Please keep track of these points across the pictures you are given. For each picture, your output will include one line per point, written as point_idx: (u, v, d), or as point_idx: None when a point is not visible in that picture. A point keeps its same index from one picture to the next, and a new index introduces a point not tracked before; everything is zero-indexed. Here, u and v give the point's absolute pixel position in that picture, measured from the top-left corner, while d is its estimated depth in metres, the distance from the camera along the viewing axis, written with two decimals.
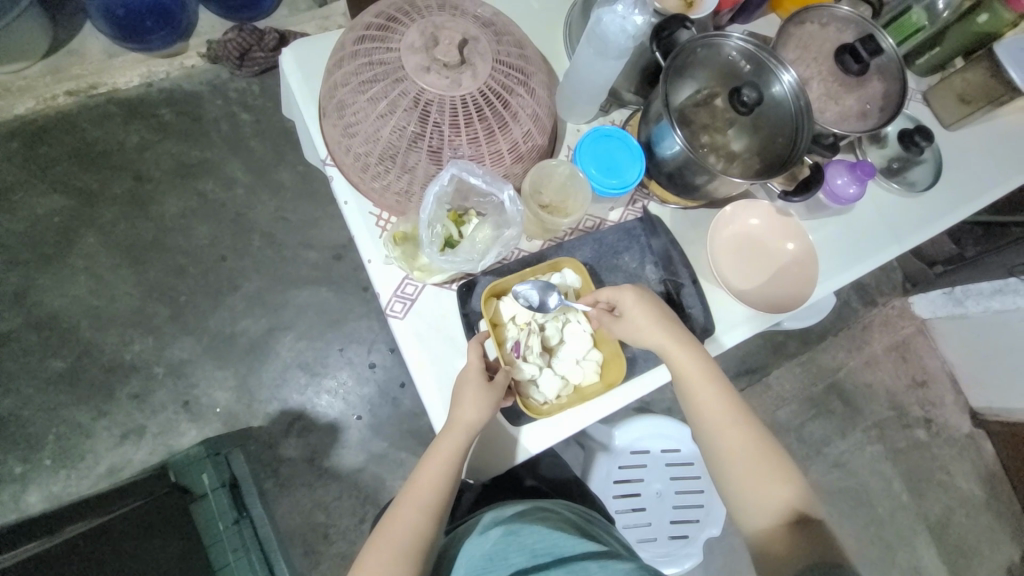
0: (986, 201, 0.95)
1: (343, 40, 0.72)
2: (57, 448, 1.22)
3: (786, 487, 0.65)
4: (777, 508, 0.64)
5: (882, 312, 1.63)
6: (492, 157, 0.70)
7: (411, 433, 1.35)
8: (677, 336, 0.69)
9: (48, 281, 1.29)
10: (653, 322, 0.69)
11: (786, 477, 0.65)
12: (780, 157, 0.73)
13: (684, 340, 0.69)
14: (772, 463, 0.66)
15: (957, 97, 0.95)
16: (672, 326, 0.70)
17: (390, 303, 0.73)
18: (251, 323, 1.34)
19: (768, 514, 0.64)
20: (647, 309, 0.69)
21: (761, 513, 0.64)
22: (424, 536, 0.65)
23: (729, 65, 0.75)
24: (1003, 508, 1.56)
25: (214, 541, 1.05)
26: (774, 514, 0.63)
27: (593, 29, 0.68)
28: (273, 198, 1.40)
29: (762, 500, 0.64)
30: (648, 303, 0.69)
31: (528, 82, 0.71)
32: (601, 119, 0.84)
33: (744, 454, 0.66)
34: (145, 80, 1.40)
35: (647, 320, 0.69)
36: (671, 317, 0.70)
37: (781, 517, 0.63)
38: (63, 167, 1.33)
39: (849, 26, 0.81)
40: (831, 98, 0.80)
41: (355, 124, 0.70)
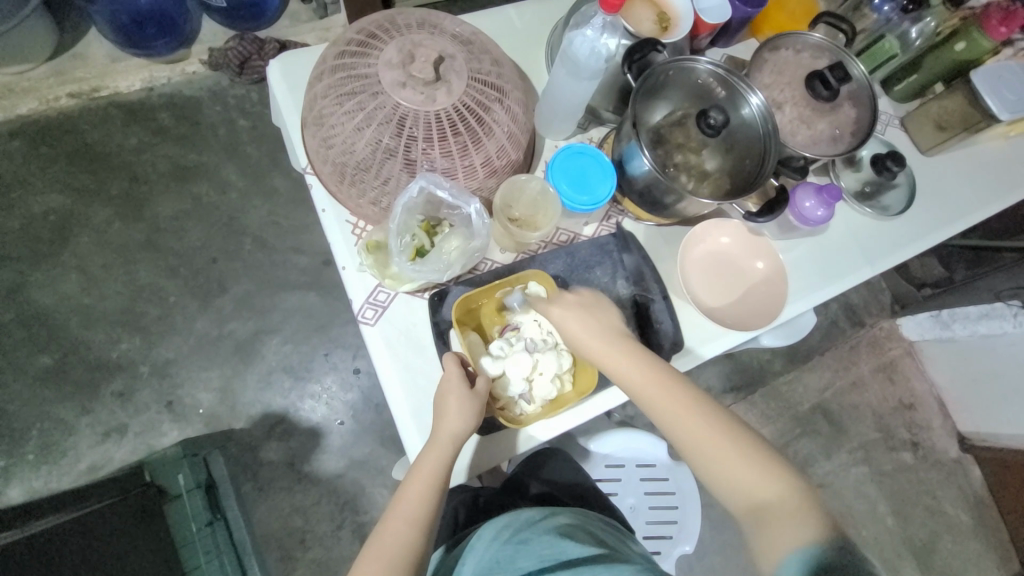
0: (960, 227, 0.96)
1: (326, 53, 0.75)
2: (40, 443, 1.23)
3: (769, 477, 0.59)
4: (765, 493, 0.59)
5: (869, 333, 1.64)
6: (465, 171, 0.72)
7: (393, 440, 1.35)
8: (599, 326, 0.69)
9: (40, 277, 1.31)
10: (582, 329, 0.68)
11: (765, 457, 0.61)
12: (748, 179, 0.75)
13: (613, 337, 0.68)
14: (747, 443, 0.61)
15: (933, 124, 0.97)
16: (605, 326, 0.69)
17: (362, 309, 0.75)
18: (238, 326, 1.35)
19: (757, 500, 0.59)
20: (579, 317, 0.69)
21: (749, 499, 0.59)
22: (414, 551, 0.62)
23: (699, 88, 0.77)
24: (990, 535, 1.54)
25: (187, 542, 1.05)
26: (765, 500, 0.58)
27: (565, 50, 0.70)
28: (267, 203, 1.42)
29: (749, 486, 0.59)
30: (576, 313, 0.69)
31: (503, 99, 0.73)
32: (579, 136, 0.86)
33: (710, 439, 0.61)
34: (146, 85, 1.44)
35: (578, 328, 0.69)
36: (603, 319, 0.69)
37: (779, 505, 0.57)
38: (61, 166, 1.36)
39: (821, 53, 0.83)
40: (804, 121, 0.82)
41: (334, 135, 0.72)
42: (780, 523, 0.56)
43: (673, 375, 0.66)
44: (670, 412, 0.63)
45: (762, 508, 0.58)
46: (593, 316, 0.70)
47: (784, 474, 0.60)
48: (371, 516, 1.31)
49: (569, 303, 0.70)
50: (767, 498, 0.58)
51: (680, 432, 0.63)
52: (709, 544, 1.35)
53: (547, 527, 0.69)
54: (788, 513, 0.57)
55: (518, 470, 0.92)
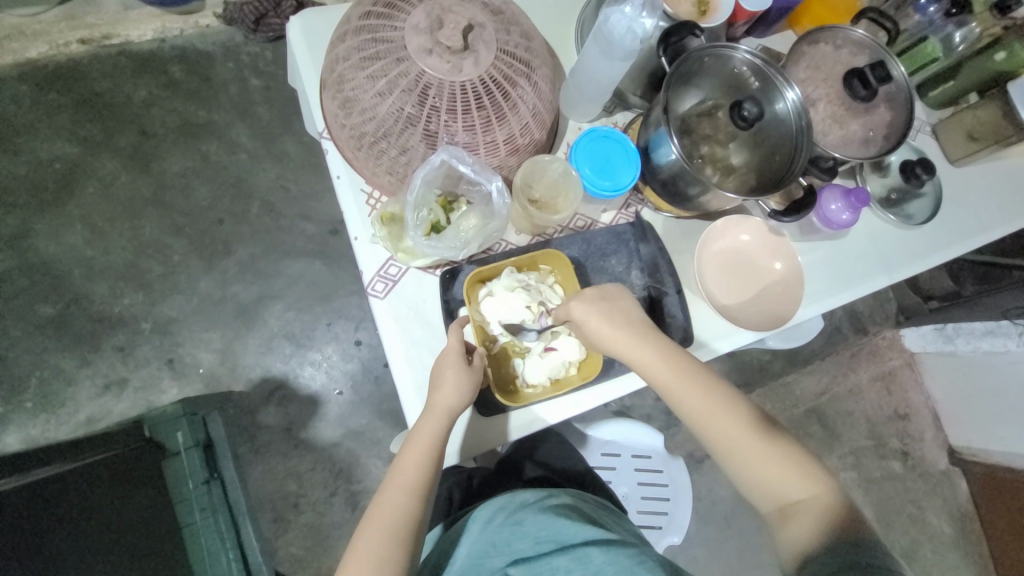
0: (982, 241, 0.95)
1: (350, 13, 0.72)
2: (39, 391, 1.24)
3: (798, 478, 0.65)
4: (795, 491, 0.64)
5: (871, 342, 1.63)
6: (487, 147, 0.70)
7: (390, 414, 1.36)
8: (627, 327, 0.69)
9: (44, 226, 1.29)
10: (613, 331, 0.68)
11: (795, 459, 0.66)
12: (776, 176, 0.73)
13: (646, 335, 0.69)
14: (784, 451, 0.66)
15: (966, 133, 0.94)
16: (630, 321, 0.69)
17: (372, 282, 0.74)
18: (242, 289, 1.34)
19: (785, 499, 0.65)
20: (603, 315, 0.69)
21: (780, 496, 0.65)
22: (414, 518, 0.65)
23: (734, 78, 0.74)
24: (969, 547, 1.57)
25: (183, 499, 1.08)
26: (794, 498, 0.64)
27: (600, 27, 0.68)
28: (276, 166, 1.40)
29: (780, 486, 0.65)
30: (603, 312, 0.69)
31: (530, 74, 0.70)
32: (603, 119, 0.83)
33: (746, 445, 0.66)
34: (159, 35, 1.39)
35: (609, 327, 0.68)
36: (628, 313, 0.70)
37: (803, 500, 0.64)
38: (69, 114, 1.33)
39: (862, 50, 0.80)
40: (837, 121, 0.79)
41: (354, 100, 0.69)
42: (804, 518, 0.63)
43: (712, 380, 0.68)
44: (707, 420, 0.67)
45: (791, 505, 0.64)
46: (622, 308, 0.70)
47: (818, 477, 0.65)
48: (364, 486, 1.33)
49: (596, 295, 0.70)
50: (796, 497, 0.64)
51: (715, 432, 0.67)
52: (694, 536, 1.37)
53: (541, 508, 0.69)
54: (815, 512, 0.63)
55: (511, 452, 0.92)
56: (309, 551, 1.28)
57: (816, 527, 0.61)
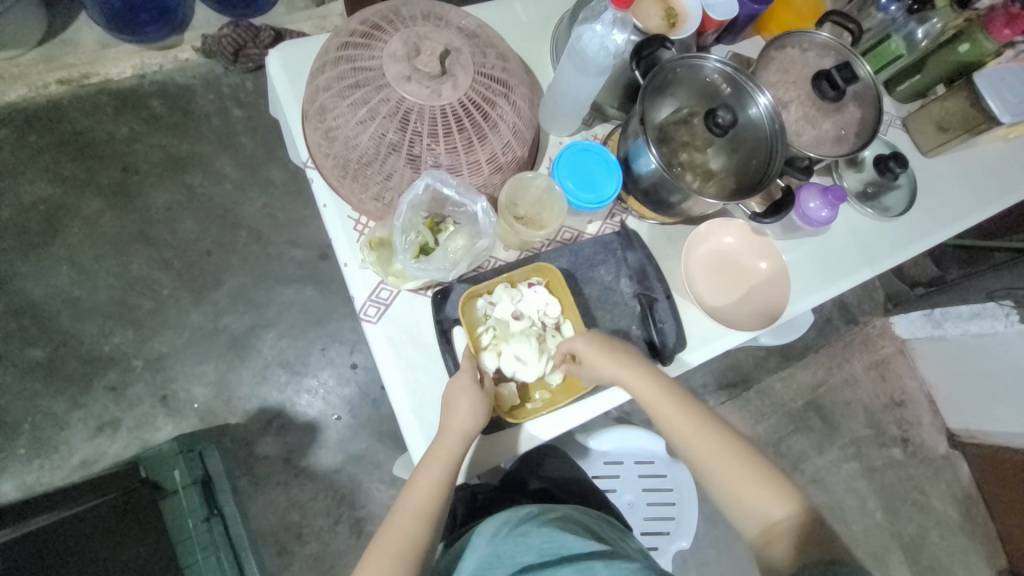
0: (959, 228, 0.97)
1: (327, 45, 0.73)
2: (31, 437, 1.21)
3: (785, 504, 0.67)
4: (775, 512, 0.66)
5: (863, 332, 1.65)
6: (470, 167, 0.71)
7: (391, 436, 1.35)
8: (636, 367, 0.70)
9: (29, 269, 1.28)
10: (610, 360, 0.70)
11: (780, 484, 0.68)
12: (754, 179, 0.75)
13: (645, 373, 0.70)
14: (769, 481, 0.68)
15: (935, 125, 0.97)
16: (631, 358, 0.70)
17: (364, 307, 0.74)
18: (234, 320, 1.33)
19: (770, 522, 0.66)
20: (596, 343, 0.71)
21: (763, 517, 0.66)
22: (423, 541, 0.64)
23: (707, 86, 0.76)
24: (976, 530, 1.57)
25: (182, 539, 1.05)
26: (775, 519, 0.66)
27: (573, 45, 0.70)
28: (262, 194, 1.40)
29: (764, 508, 0.67)
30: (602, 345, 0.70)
31: (509, 94, 0.72)
32: (583, 132, 0.85)
33: (734, 469, 0.68)
34: (138, 72, 1.40)
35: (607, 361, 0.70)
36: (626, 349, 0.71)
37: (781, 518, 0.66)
38: (50, 156, 1.33)
39: (828, 52, 0.83)
40: (809, 121, 0.82)
41: (336, 129, 0.70)
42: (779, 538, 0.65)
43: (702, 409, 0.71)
44: (697, 446, 0.70)
45: (775, 527, 0.65)
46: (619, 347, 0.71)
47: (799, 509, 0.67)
48: (368, 512, 1.31)
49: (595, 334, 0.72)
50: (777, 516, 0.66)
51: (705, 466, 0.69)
52: (703, 538, 1.36)
53: (544, 521, 0.69)
54: (794, 531, 0.65)
55: (515, 467, 0.91)
56: None
57: (797, 548, 0.63)
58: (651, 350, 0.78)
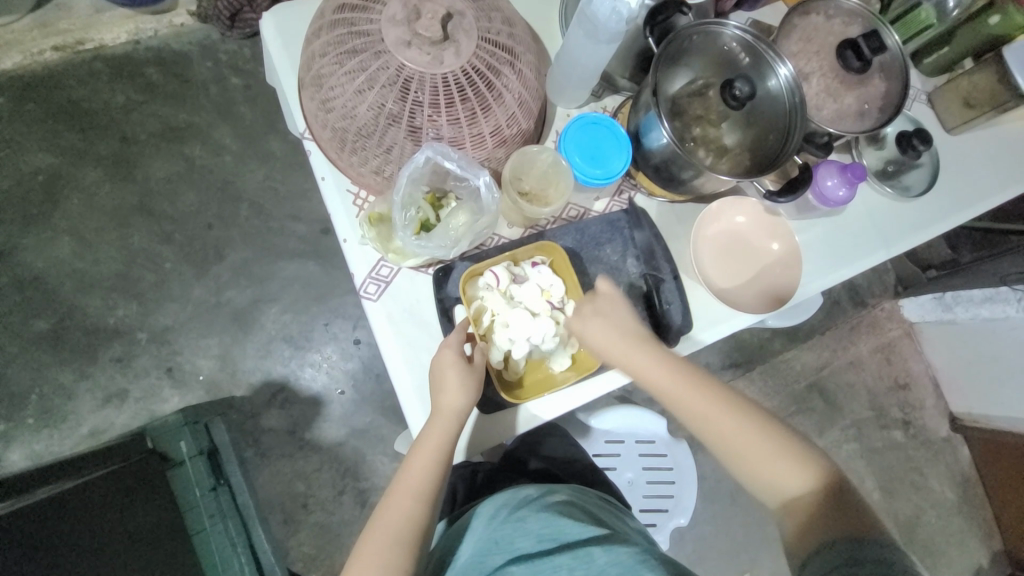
0: (980, 210, 0.93)
1: (323, 7, 0.69)
2: (39, 407, 1.23)
3: (807, 474, 0.64)
4: (796, 486, 0.64)
5: (871, 314, 1.63)
6: (473, 140, 0.69)
7: (393, 411, 1.36)
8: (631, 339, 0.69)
9: (30, 240, 1.27)
10: (620, 342, 0.69)
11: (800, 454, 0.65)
12: (769, 156, 0.71)
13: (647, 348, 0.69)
14: (788, 451, 0.65)
15: (961, 101, 0.92)
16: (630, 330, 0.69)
17: (364, 284, 0.73)
18: (236, 294, 1.33)
19: (792, 498, 0.64)
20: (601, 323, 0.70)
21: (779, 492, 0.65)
22: (419, 522, 0.64)
23: (724, 55, 0.72)
24: (972, 511, 1.59)
25: (190, 507, 1.08)
26: (794, 493, 0.64)
27: (584, 10, 0.66)
28: (262, 167, 1.37)
29: (784, 483, 0.64)
30: (598, 322, 0.70)
31: (514, 62, 0.68)
32: (592, 104, 0.81)
33: (752, 444, 0.66)
34: (133, 37, 1.35)
35: (604, 337, 0.69)
36: (623, 324, 0.70)
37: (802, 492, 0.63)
38: (47, 125, 1.30)
39: (855, 19, 0.78)
40: (831, 94, 0.77)
41: (333, 98, 0.67)
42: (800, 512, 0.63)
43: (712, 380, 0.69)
44: (716, 423, 0.67)
45: (796, 501, 0.63)
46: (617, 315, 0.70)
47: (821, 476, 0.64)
48: (372, 483, 1.34)
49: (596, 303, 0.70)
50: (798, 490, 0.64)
51: (724, 441, 0.67)
52: (701, 515, 1.38)
53: (543, 505, 0.70)
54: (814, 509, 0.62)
55: (515, 446, 0.92)
56: (321, 550, 1.29)
57: (817, 525, 0.61)
58: (657, 332, 0.76)
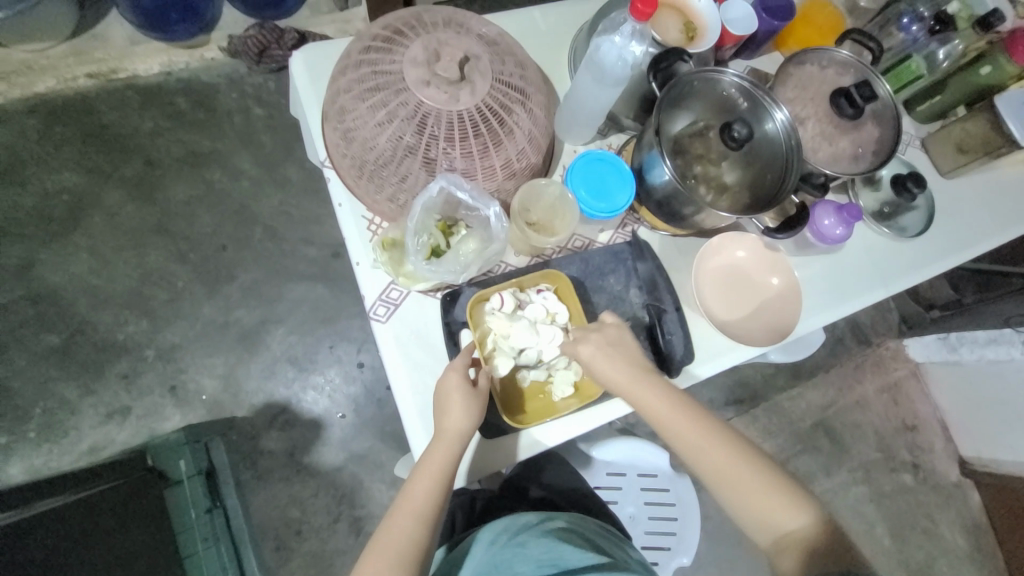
0: (977, 251, 0.96)
1: (349, 48, 0.75)
2: (42, 421, 1.24)
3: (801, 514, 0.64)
4: (790, 524, 0.64)
5: (875, 353, 1.63)
6: (484, 173, 0.72)
7: (393, 436, 1.35)
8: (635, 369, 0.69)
9: (51, 256, 1.31)
10: (626, 371, 0.69)
11: (796, 494, 0.65)
12: (767, 194, 0.74)
13: (649, 380, 0.69)
14: (783, 490, 0.65)
15: (954, 147, 0.96)
16: (634, 361, 0.70)
17: (374, 306, 0.75)
18: (245, 314, 1.35)
19: (784, 535, 0.64)
20: (604, 351, 0.70)
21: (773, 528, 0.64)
22: (421, 544, 0.63)
23: (723, 100, 0.76)
24: (987, 562, 1.53)
25: (183, 529, 1.06)
26: (789, 531, 0.63)
27: (591, 56, 0.70)
28: (278, 192, 1.42)
29: (777, 520, 0.64)
30: (603, 349, 0.70)
31: (526, 102, 0.72)
32: (598, 142, 0.86)
33: (745, 481, 0.65)
34: (165, 69, 1.44)
35: (608, 365, 0.69)
36: (627, 354, 0.70)
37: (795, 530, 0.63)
38: (77, 147, 1.37)
39: (847, 69, 0.83)
40: (826, 138, 0.81)
41: (355, 130, 0.71)
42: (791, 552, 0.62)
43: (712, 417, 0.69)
44: (713, 460, 0.66)
45: (788, 538, 0.63)
46: (621, 345, 0.71)
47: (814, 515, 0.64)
48: (368, 511, 1.31)
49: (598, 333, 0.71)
50: (791, 529, 0.63)
51: (716, 478, 0.66)
52: (704, 556, 1.34)
53: (543, 530, 0.70)
54: (807, 546, 0.62)
55: (516, 473, 0.92)
56: None
57: (808, 561, 0.61)
58: (659, 362, 0.77)
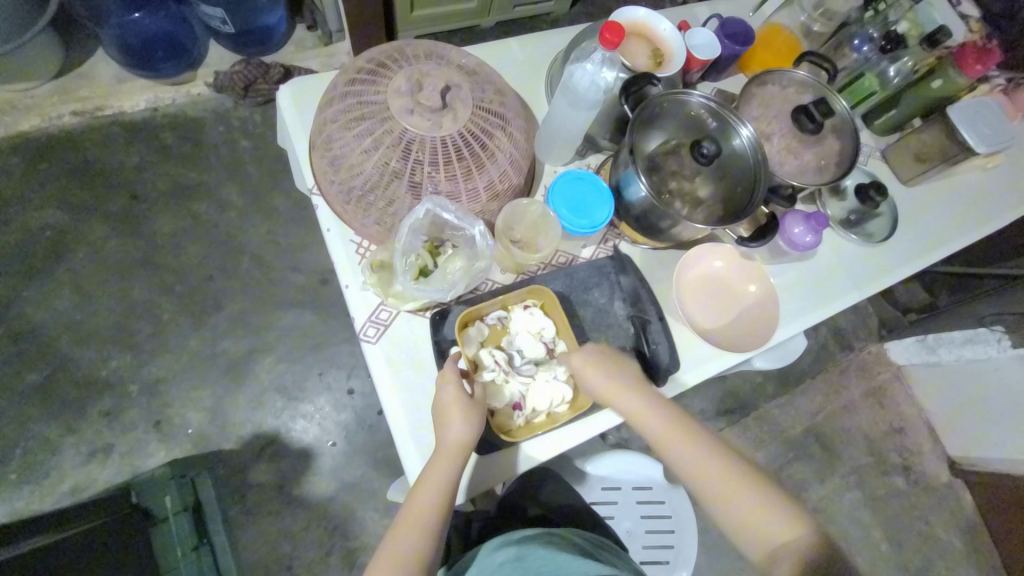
0: (942, 253, 1.00)
1: (335, 80, 0.78)
2: (21, 462, 1.20)
3: (790, 526, 0.64)
4: (783, 536, 0.63)
5: (858, 357, 1.66)
6: (468, 194, 0.75)
7: (386, 463, 1.33)
8: (622, 379, 0.72)
9: (32, 293, 1.30)
10: (610, 384, 0.71)
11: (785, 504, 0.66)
12: (740, 206, 0.78)
13: (635, 390, 0.72)
14: (767, 499, 0.66)
15: (913, 155, 1.02)
16: (620, 374, 0.72)
17: (363, 328, 0.76)
18: (233, 344, 1.34)
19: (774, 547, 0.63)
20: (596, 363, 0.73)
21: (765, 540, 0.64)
22: (426, 557, 0.63)
23: (692, 120, 0.81)
24: (984, 562, 1.53)
25: (171, 568, 1.02)
26: (783, 542, 0.63)
27: (566, 82, 0.74)
28: (266, 221, 1.44)
29: (770, 531, 0.64)
30: (594, 360, 0.73)
31: (506, 126, 0.76)
32: (577, 162, 0.89)
33: (735, 491, 0.66)
34: (151, 105, 1.46)
35: (600, 378, 0.72)
36: (618, 364, 0.73)
37: (788, 542, 0.63)
38: (61, 183, 1.37)
39: (806, 88, 0.88)
40: (791, 152, 0.86)
41: (342, 157, 0.74)
42: (788, 560, 0.61)
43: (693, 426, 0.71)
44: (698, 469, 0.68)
45: (783, 549, 0.63)
46: (611, 360, 0.73)
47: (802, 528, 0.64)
48: (361, 542, 1.28)
49: (589, 347, 0.74)
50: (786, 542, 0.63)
51: (706, 486, 0.67)
52: (705, 570, 1.33)
53: (542, 544, 0.70)
54: (800, 556, 0.61)
55: (512, 491, 0.91)
56: None
57: (805, 573, 0.60)
58: (646, 370, 0.79)
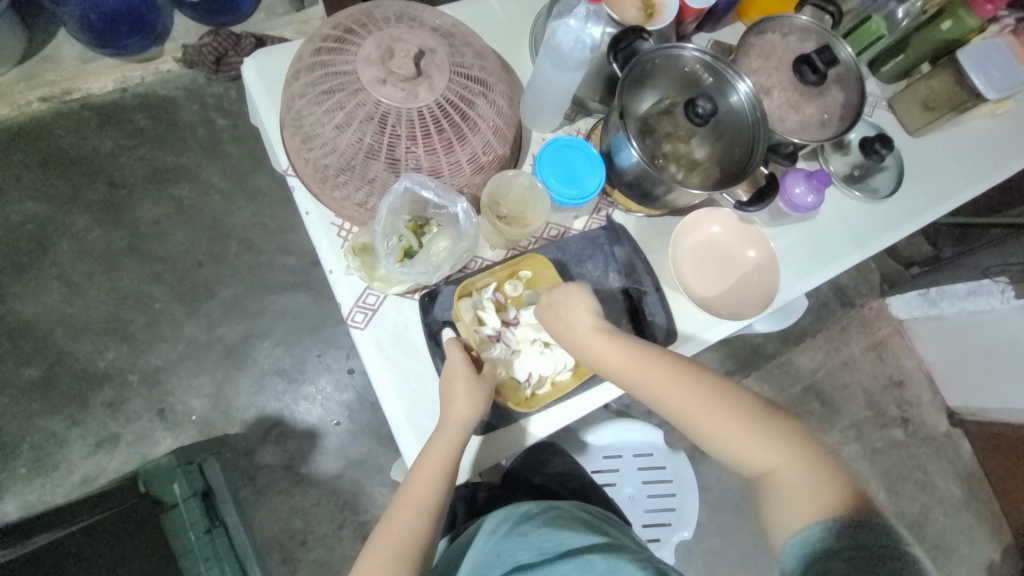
0: (948, 207, 0.97)
1: (301, 51, 0.72)
2: (31, 456, 1.21)
3: (778, 453, 0.62)
4: (771, 464, 0.62)
5: (860, 314, 1.65)
6: (451, 169, 0.71)
7: (391, 439, 1.35)
8: (591, 323, 0.70)
9: (20, 288, 1.28)
10: (583, 329, 0.69)
11: (775, 433, 0.63)
12: (738, 167, 0.74)
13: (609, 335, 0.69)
14: (758, 428, 0.64)
15: (920, 104, 0.96)
16: (588, 315, 0.70)
17: (352, 313, 0.74)
18: (228, 330, 1.33)
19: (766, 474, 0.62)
20: (565, 309, 0.71)
21: (763, 470, 0.62)
22: (425, 532, 0.64)
23: (687, 76, 0.76)
24: (979, 506, 1.58)
25: (186, 552, 1.04)
26: (771, 472, 0.62)
27: (548, 41, 0.69)
28: (250, 203, 1.39)
29: (760, 460, 0.62)
30: (561, 308, 0.71)
31: (487, 92, 0.71)
32: (566, 127, 0.85)
33: (719, 422, 0.64)
34: (119, 85, 1.39)
35: (566, 323, 0.70)
36: (589, 309, 0.71)
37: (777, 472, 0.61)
38: (36, 174, 1.32)
39: (809, 35, 0.82)
40: (792, 106, 0.81)
41: (314, 135, 0.70)
42: (780, 487, 0.60)
43: (673, 363, 0.68)
44: (688, 408, 0.66)
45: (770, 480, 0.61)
46: (578, 303, 0.71)
47: (794, 455, 0.62)
48: (371, 515, 1.31)
49: (559, 297, 0.72)
50: (772, 471, 0.62)
51: (694, 421, 0.65)
52: (707, 526, 1.37)
53: (543, 518, 0.70)
54: (792, 485, 0.60)
55: (516, 464, 0.91)
56: None
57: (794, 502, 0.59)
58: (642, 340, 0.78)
